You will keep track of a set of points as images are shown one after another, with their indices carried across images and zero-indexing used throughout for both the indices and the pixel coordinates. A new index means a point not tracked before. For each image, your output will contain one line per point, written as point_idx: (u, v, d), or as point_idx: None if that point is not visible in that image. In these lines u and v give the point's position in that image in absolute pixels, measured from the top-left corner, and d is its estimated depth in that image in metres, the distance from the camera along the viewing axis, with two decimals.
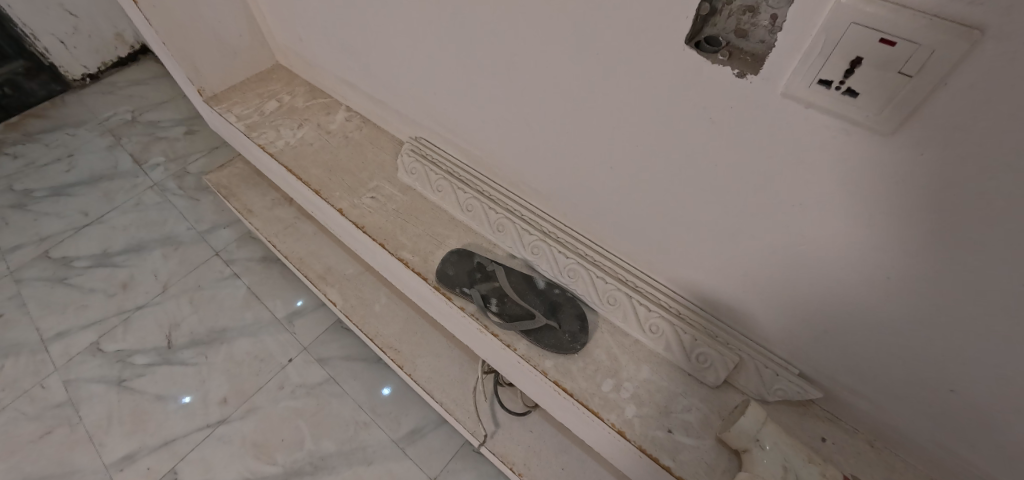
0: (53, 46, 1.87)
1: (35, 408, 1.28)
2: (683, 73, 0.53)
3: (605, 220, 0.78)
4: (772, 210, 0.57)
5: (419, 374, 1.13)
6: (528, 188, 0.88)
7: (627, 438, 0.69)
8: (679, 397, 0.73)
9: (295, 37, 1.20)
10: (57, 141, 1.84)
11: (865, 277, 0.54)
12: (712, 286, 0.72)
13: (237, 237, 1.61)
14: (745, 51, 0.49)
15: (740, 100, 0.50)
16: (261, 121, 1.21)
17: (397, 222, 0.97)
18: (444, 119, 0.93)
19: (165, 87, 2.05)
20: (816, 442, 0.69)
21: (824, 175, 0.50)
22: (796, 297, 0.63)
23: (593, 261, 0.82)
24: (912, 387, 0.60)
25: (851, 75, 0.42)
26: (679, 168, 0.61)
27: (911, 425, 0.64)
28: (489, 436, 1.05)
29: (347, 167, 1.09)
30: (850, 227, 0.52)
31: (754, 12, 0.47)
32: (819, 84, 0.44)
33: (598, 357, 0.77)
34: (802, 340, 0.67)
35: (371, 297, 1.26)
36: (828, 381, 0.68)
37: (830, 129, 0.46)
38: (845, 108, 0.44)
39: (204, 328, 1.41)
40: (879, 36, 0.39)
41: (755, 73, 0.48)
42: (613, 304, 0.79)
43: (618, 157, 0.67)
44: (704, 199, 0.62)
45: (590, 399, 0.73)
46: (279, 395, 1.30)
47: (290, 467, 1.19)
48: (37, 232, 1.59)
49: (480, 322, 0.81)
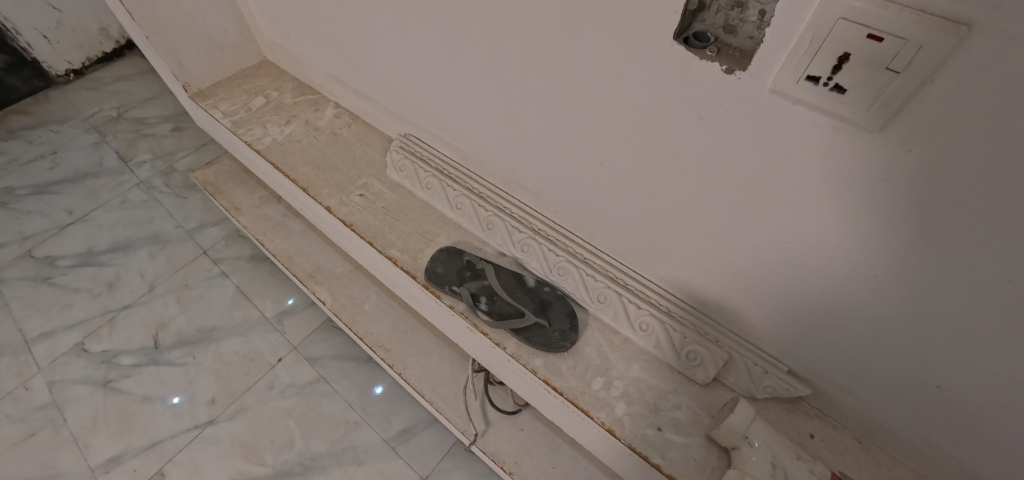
0: (36, 40, 1.84)
1: (19, 410, 1.26)
2: (671, 68, 0.52)
3: (595, 217, 0.78)
4: (762, 207, 0.56)
5: (410, 374, 1.12)
6: (519, 186, 0.87)
7: (617, 436, 0.69)
8: (669, 395, 0.73)
9: (282, 32, 1.18)
10: (40, 138, 1.80)
11: (852, 274, 0.55)
12: (702, 284, 0.72)
13: (225, 235, 1.58)
14: (734, 48, 0.49)
15: (728, 97, 0.50)
16: (248, 117, 1.20)
17: (385, 220, 0.96)
18: (433, 115, 0.92)
19: (152, 83, 2.02)
20: (805, 439, 0.69)
21: (812, 172, 0.50)
22: (788, 295, 0.63)
23: (583, 258, 0.81)
24: (900, 385, 0.60)
25: (839, 71, 0.41)
26: (669, 165, 0.61)
27: (898, 421, 0.64)
28: (480, 435, 1.05)
29: (336, 164, 1.07)
30: (837, 223, 0.52)
31: (742, 8, 0.47)
32: (807, 81, 0.44)
33: (588, 355, 0.77)
34: (791, 337, 0.67)
35: (360, 295, 1.24)
36: (816, 377, 0.69)
37: (818, 125, 0.46)
38: (833, 104, 0.44)
39: (192, 327, 1.39)
40: (867, 31, 0.39)
41: (744, 69, 0.47)
42: (603, 302, 0.79)
43: (608, 155, 0.67)
44: (694, 197, 0.62)
45: (581, 397, 0.73)
46: (268, 395, 1.29)
47: (279, 468, 1.18)
48: (19, 231, 1.56)
49: (470, 320, 0.81)
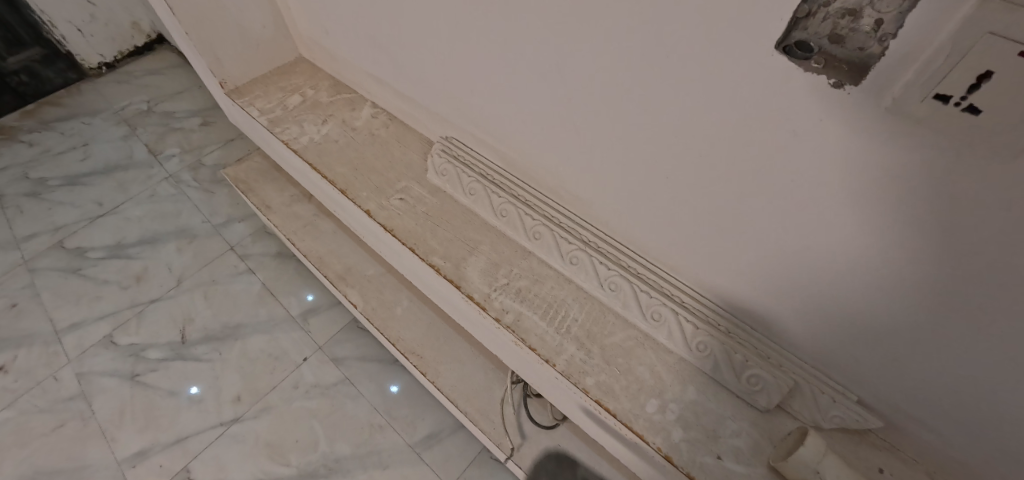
0: (71, 34, 1.86)
1: (47, 400, 1.26)
2: (767, 79, 0.48)
3: (652, 229, 0.74)
4: (848, 230, 0.53)
5: (442, 382, 1.10)
6: (568, 194, 0.84)
7: (673, 463, 0.66)
8: (727, 421, 0.69)
9: (322, 30, 1.17)
10: (73, 130, 1.82)
11: (945, 304, 0.50)
12: (768, 306, 0.68)
13: (253, 232, 1.58)
14: (840, 60, 0.44)
15: (831, 111, 0.46)
16: (283, 115, 1.18)
17: (426, 225, 0.93)
18: (478, 118, 0.89)
19: (182, 77, 2.02)
20: (876, 474, 0.63)
21: (917, 195, 0.46)
22: (869, 323, 0.58)
23: (636, 273, 0.78)
24: (991, 425, 0.55)
25: (976, 90, 0.37)
26: (747, 180, 0.57)
27: (979, 460, 0.60)
28: (516, 449, 1.03)
29: (373, 165, 1.05)
30: (933, 250, 0.48)
31: (854, 16, 0.42)
32: (935, 99, 0.39)
33: (641, 375, 0.73)
34: (865, 365, 0.63)
35: (392, 299, 1.23)
36: (889, 409, 0.64)
37: (937, 147, 0.42)
38: (964, 127, 0.39)
39: (218, 324, 1.38)
40: (1020, 48, 0.34)
41: (855, 84, 0.43)
42: (657, 319, 0.75)
43: (675, 166, 0.63)
44: (769, 214, 0.58)
45: (635, 420, 0.69)
46: (293, 394, 1.28)
47: (304, 469, 1.17)
48: (51, 222, 1.58)
49: (516, 334, 0.78)
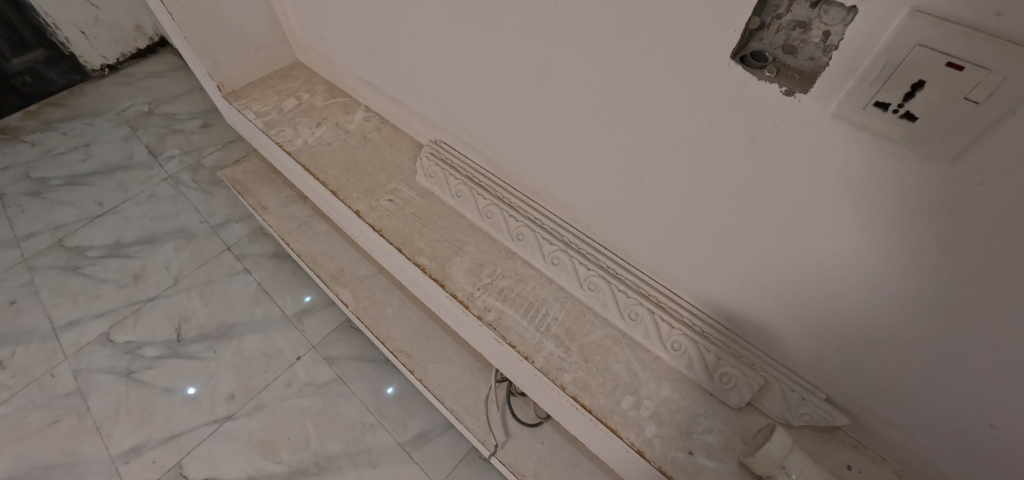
0: (74, 36, 1.89)
1: (44, 396, 1.28)
2: (726, 88, 0.51)
3: (629, 231, 0.76)
4: (810, 232, 0.55)
5: (430, 380, 1.12)
6: (551, 197, 0.86)
7: (646, 458, 0.67)
8: (700, 418, 0.71)
9: (317, 35, 1.19)
10: (75, 130, 1.85)
11: (902, 304, 0.52)
12: (740, 306, 0.70)
13: (249, 232, 1.60)
14: (794, 69, 0.47)
15: (786, 118, 0.48)
16: (279, 118, 1.21)
17: (414, 226, 0.96)
18: (465, 124, 0.92)
19: (183, 79, 2.06)
20: (842, 470, 0.66)
21: (869, 200, 0.48)
22: (834, 322, 0.60)
23: (615, 273, 0.80)
24: (950, 422, 0.57)
25: (912, 98, 0.40)
26: (715, 184, 0.59)
27: (941, 456, 0.62)
28: (500, 446, 1.05)
29: (365, 167, 1.08)
30: (886, 252, 0.50)
31: (805, 28, 0.45)
32: (875, 106, 0.42)
33: (617, 372, 0.75)
34: (833, 364, 0.65)
35: (383, 299, 1.25)
36: (856, 407, 0.66)
37: (882, 153, 0.44)
38: (901, 133, 0.42)
39: (213, 322, 1.41)
40: (946, 59, 0.37)
41: (805, 91, 0.46)
42: (634, 319, 0.77)
43: (648, 170, 0.65)
44: (735, 216, 0.60)
45: (609, 416, 0.71)
46: (286, 393, 1.29)
47: (295, 467, 1.18)
48: (51, 221, 1.60)
49: (497, 332, 0.80)
